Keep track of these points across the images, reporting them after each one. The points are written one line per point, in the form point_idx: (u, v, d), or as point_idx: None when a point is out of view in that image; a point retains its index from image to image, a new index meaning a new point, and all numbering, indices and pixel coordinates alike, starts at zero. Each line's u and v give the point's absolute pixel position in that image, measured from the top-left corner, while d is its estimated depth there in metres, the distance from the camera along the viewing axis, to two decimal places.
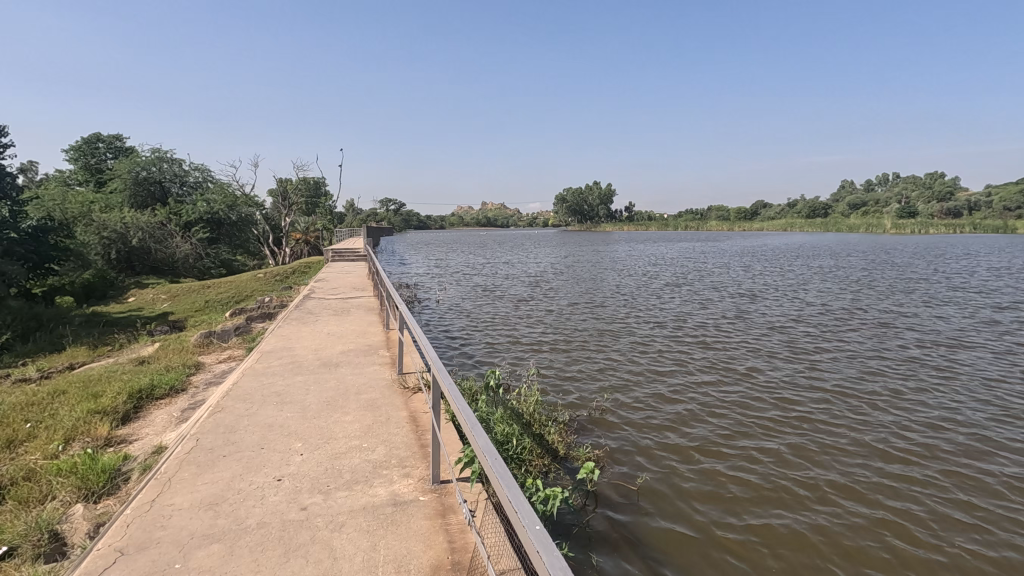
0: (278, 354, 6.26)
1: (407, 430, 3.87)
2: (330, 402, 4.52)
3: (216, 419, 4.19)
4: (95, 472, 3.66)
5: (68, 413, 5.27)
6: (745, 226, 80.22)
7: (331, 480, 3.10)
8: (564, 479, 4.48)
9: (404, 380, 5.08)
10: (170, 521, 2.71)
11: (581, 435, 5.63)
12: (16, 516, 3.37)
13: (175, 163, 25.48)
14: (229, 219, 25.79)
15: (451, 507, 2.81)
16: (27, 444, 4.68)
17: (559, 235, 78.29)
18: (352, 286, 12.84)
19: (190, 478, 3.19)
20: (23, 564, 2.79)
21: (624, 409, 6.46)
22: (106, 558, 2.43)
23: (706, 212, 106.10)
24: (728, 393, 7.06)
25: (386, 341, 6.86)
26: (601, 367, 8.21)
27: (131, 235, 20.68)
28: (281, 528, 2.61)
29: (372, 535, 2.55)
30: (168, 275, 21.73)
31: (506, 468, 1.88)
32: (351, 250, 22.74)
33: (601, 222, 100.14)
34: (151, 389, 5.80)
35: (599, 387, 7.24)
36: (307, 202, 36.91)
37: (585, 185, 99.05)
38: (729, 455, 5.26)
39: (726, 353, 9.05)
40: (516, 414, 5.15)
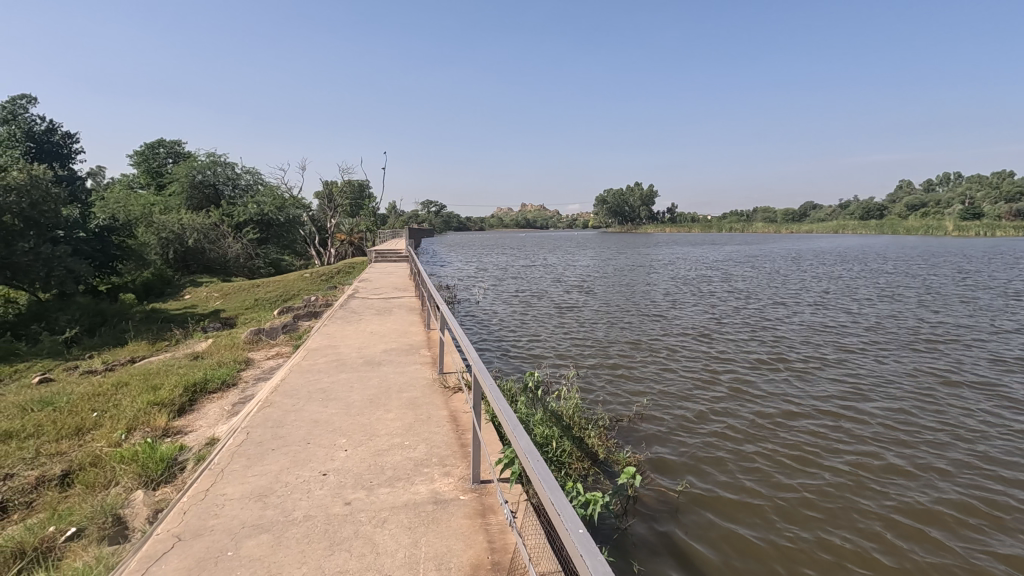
0: (324, 352, 6.43)
1: (448, 429, 3.92)
2: (373, 399, 4.63)
3: (266, 413, 4.35)
4: (154, 461, 3.85)
5: (130, 404, 5.58)
6: (795, 228, 77.65)
7: (374, 477, 3.17)
8: (604, 483, 4.43)
9: (444, 379, 5.16)
10: (223, 511, 2.83)
11: (622, 439, 5.59)
12: (84, 499, 3.60)
13: (228, 167, 26.67)
14: (277, 221, 26.78)
15: (490, 507, 2.83)
16: (94, 432, 4.99)
17: (599, 237, 77.93)
18: (393, 287, 13.10)
19: (241, 470, 3.32)
20: (89, 545, 2.97)
21: (664, 414, 6.37)
22: (164, 543, 2.55)
23: (752, 214, 103.40)
24: (773, 400, 6.86)
25: (428, 341, 6.97)
26: (641, 371, 8.12)
27: (187, 236, 21.72)
28: (326, 522, 2.68)
29: (414, 532, 2.58)
30: (220, 273, 22.71)
31: (548, 471, 1.86)
32: (394, 251, 23.21)
33: (643, 223, 98.79)
34: (204, 383, 6.08)
35: (638, 392, 7.15)
36: (352, 205, 38.01)
37: (626, 187, 98.00)
38: (774, 465, 5.09)
39: (771, 360, 8.79)
40: (556, 415, 5.16)
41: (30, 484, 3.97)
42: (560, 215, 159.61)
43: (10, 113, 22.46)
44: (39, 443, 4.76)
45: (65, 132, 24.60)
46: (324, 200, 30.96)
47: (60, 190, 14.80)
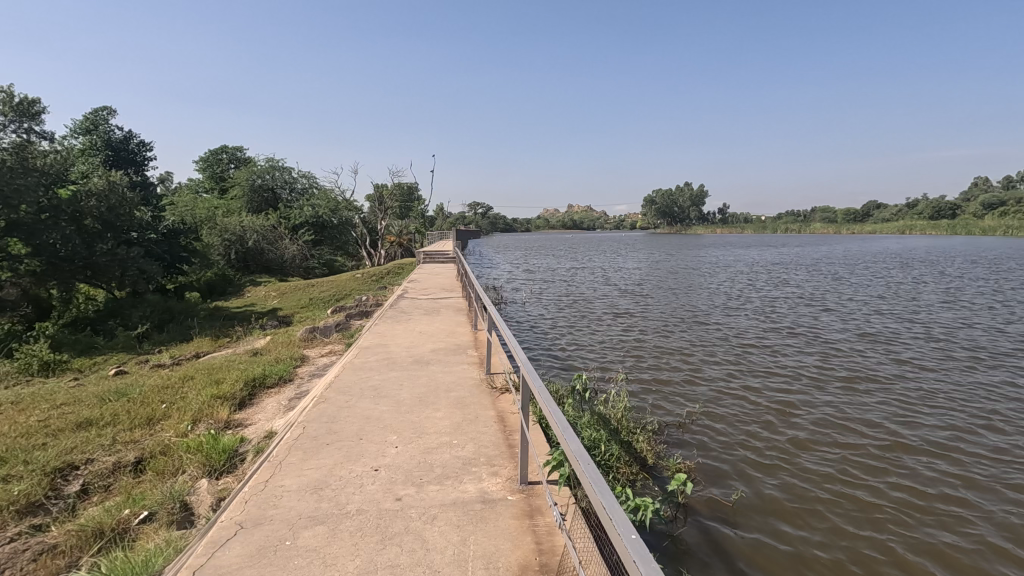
0: (375, 351, 6.61)
1: (495, 430, 3.94)
2: (422, 398, 4.71)
3: (321, 409, 4.52)
4: (217, 451, 4.06)
5: (196, 396, 5.90)
6: (857, 229, 73.86)
7: (423, 474, 3.23)
8: (653, 489, 4.35)
9: (492, 380, 5.20)
10: (281, 501, 2.95)
11: (672, 444, 5.48)
12: (155, 485, 3.83)
13: (285, 171, 27.96)
14: (331, 223, 27.74)
15: (539, 508, 2.82)
16: (163, 422, 5.31)
17: (647, 238, 76.61)
18: (441, 287, 13.30)
19: (298, 463, 3.46)
20: (160, 528, 3.16)
21: (716, 420, 6.20)
22: (228, 530, 2.69)
23: (809, 215, 99.18)
24: (834, 409, 6.57)
25: (476, 341, 7.04)
26: (692, 376, 7.92)
27: (247, 237, 22.79)
28: (378, 516, 2.75)
29: (462, 530, 2.61)
30: (278, 273, 23.69)
31: (599, 473, 1.84)
32: (441, 252, 23.57)
33: (694, 224, 96.33)
34: (263, 378, 6.36)
35: (688, 397, 6.99)
36: (402, 207, 38.85)
37: (675, 187, 95.91)
38: (832, 476, 4.87)
39: (831, 368, 8.40)
40: (604, 419, 5.10)
41: (108, 469, 4.27)
42: (607, 214, 157.63)
43: (93, 124, 24.43)
44: (117, 431, 5.12)
45: (140, 140, 26.31)
46: (375, 202, 31.49)
47: (134, 194, 15.84)
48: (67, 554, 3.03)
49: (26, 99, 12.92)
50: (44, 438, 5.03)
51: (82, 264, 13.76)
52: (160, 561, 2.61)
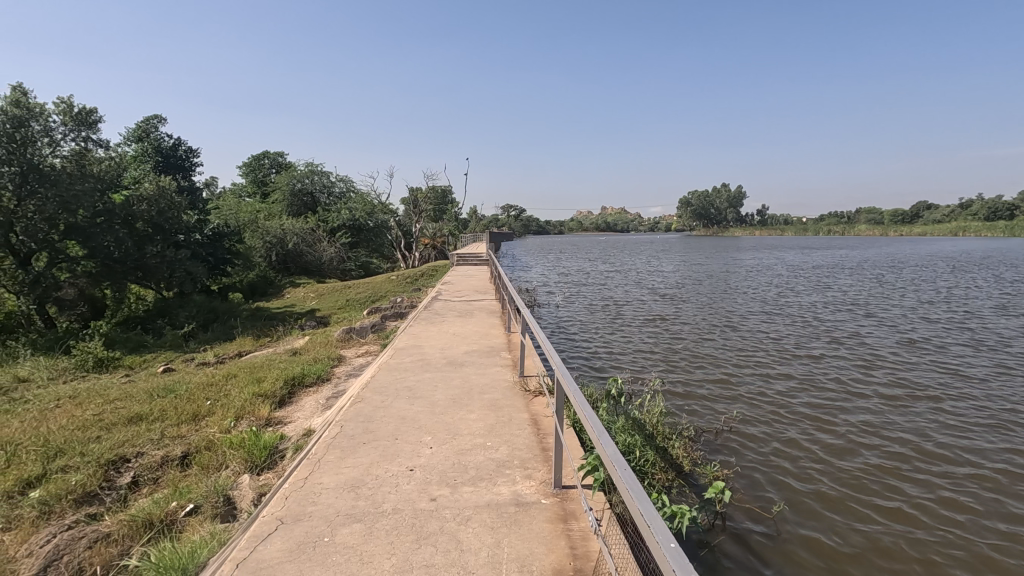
0: (410, 352, 6.69)
1: (529, 432, 3.94)
2: (456, 399, 4.75)
3: (357, 408, 4.61)
4: (258, 448, 4.19)
5: (239, 394, 6.10)
6: (906, 231, 70.83)
7: (458, 475, 3.25)
8: (690, 497, 4.26)
9: (525, 382, 5.20)
10: (320, 498, 3.02)
11: (709, 451, 5.37)
12: (200, 479, 3.98)
13: (324, 176, 28.66)
14: (368, 225, 28.27)
15: (573, 512, 2.80)
16: (208, 418, 5.51)
17: (682, 240, 75.39)
18: (475, 289, 13.37)
19: (336, 461, 3.53)
20: (205, 521, 3.28)
21: (755, 427, 6.04)
22: (270, 524, 2.77)
23: (853, 216, 95.74)
24: (881, 419, 6.31)
25: (509, 344, 7.06)
26: (729, 382, 7.75)
27: (287, 240, 23.46)
28: (413, 516, 2.78)
29: (497, 532, 2.62)
30: (316, 275, 24.29)
31: (636, 480, 1.82)
32: (475, 255, 23.73)
33: (731, 227, 94.23)
34: (302, 377, 6.53)
35: (725, 403, 6.84)
36: (437, 210, 39.31)
37: (712, 188, 94.01)
38: (878, 489, 4.69)
39: (877, 375, 8.08)
40: (639, 424, 5.03)
41: (157, 462, 4.46)
42: (641, 216, 155.74)
43: (144, 132, 25.56)
44: (165, 426, 5.34)
45: (187, 146, 27.39)
46: (409, 205, 31.87)
47: (182, 199, 16.50)
48: (120, 543, 3.17)
49: (84, 109, 13.60)
50: (99, 431, 5.29)
51: (134, 266, 14.42)
52: (205, 552, 2.71)
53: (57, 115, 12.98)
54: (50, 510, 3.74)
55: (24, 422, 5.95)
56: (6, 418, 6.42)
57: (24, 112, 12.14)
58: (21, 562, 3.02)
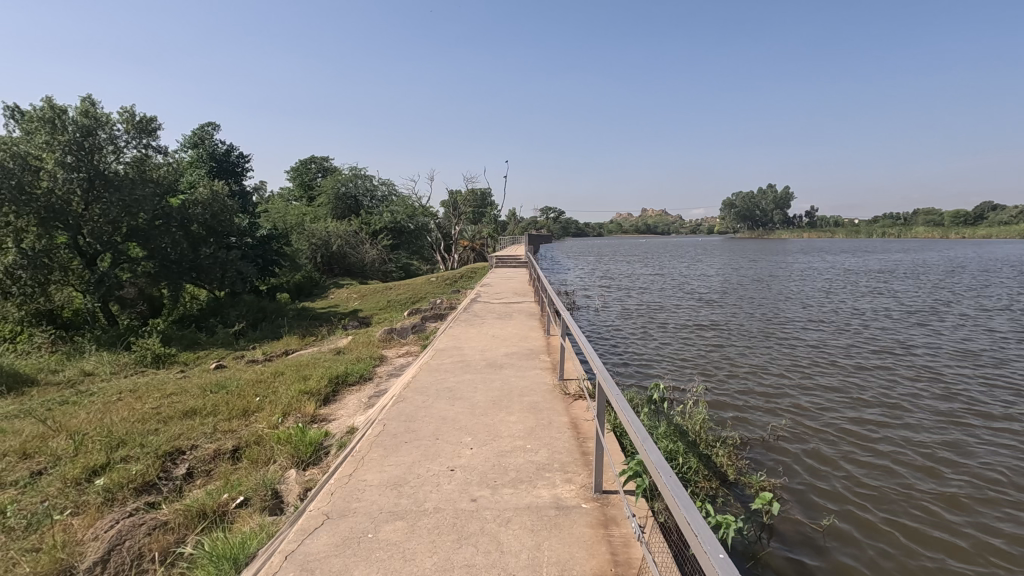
0: (450, 353, 6.77)
1: (569, 436, 3.92)
2: (496, 401, 4.77)
3: (399, 407, 4.69)
4: (304, 444, 4.32)
5: (286, 391, 6.31)
6: (969, 233, 66.89)
7: (498, 476, 3.27)
8: (735, 507, 4.15)
9: (565, 386, 5.16)
10: (364, 495, 3.09)
11: (755, 460, 5.22)
12: (250, 472, 4.14)
13: (367, 179, 29.41)
14: (409, 228, 28.77)
15: (614, 518, 2.77)
16: (257, 414, 5.72)
17: (725, 243, 73.52)
18: (514, 292, 13.43)
19: (379, 458, 3.61)
20: (255, 513, 3.41)
21: (802, 437, 5.83)
22: (316, 519, 2.85)
23: (909, 218, 91.28)
24: (940, 431, 6.01)
25: (548, 346, 7.05)
26: (776, 389, 7.52)
27: (332, 242, 24.14)
28: (454, 515, 2.81)
29: (537, 535, 2.62)
30: (359, 276, 24.89)
31: (681, 488, 1.78)
32: (514, 257, 23.80)
33: (777, 229, 91.27)
34: (346, 376, 6.70)
35: (771, 411, 6.63)
36: (476, 213, 39.62)
37: (758, 190, 91.34)
38: (935, 506, 4.46)
39: (936, 386, 7.68)
40: (681, 430, 4.94)
41: (210, 455, 4.66)
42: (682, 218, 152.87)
43: (200, 139, 26.82)
44: (217, 420, 5.58)
45: (240, 152, 28.56)
46: (449, 208, 32.22)
47: (234, 202, 17.21)
48: (176, 531, 3.33)
49: (145, 117, 14.35)
50: (157, 423, 5.58)
51: (189, 266, 15.13)
52: (255, 544, 2.81)
53: (121, 123, 13.76)
54: (113, 497, 3.97)
55: (90, 413, 6.32)
56: (73, 408, 6.84)
57: (91, 122, 12.90)
58: (87, 545, 3.21)
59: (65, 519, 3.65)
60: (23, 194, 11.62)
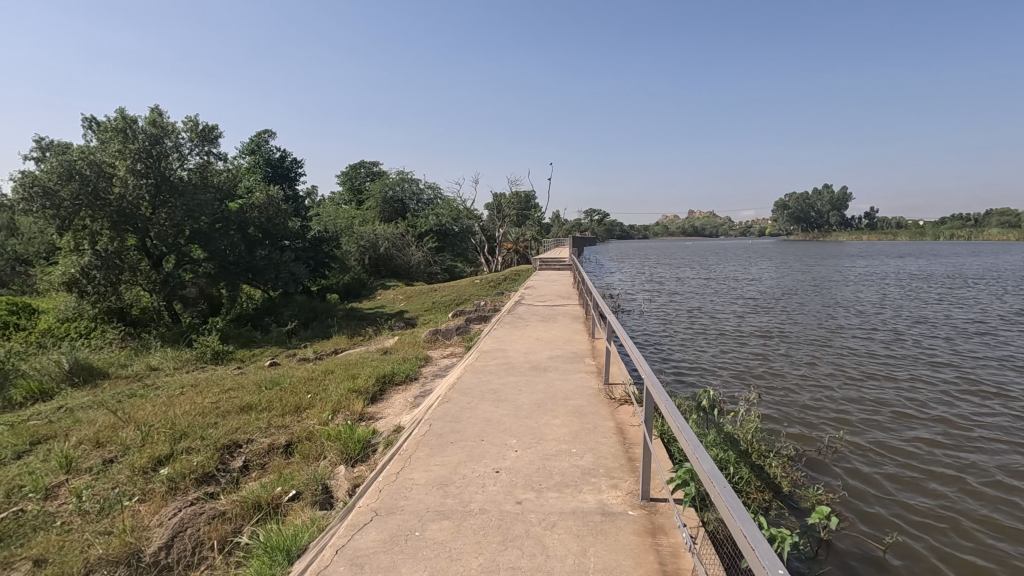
0: (494, 355, 6.81)
1: (615, 441, 3.87)
2: (540, 404, 4.76)
3: (445, 407, 4.75)
4: (353, 441, 4.43)
5: (335, 389, 6.51)
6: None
7: (543, 479, 3.26)
8: (790, 520, 3.98)
9: (610, 391, 5.09)
10: (411, 494, 3.14)
11: (811, 472, 5.01)
12: (302, 467, 4.28)
13: (414, 183, 30.06)
14: (453, 230, 29.18)
15: (662, 526, 2.71)
16: (308, 411, 5.91)
17: (777, 245, 70.89)
18: (558, 294, 13.39)
19: (425, 458, 3.66)
20: (306, 507, 3.53)
21: (861, 450, 5.56)
22: (365, 515, 2.92)
23: (980, 220, 85.60)
24: (1016, 449, 5.60)
25: (593, 350, 6.98)
26: (832, 399, 7.19)
27: (379, 244, 24.77)
28: (499, 517, 2.82)
29: (582, 541, 2.59)
30: (405, 278, 25.43)
31: (737, 498, 1.71)
32: (558, 259, 23.72)
33: (834, 231, 87.37)
34: (392, 376, 6.84)
35: (827, 422, 6.34)
36: (520, 215, 39.75)
37: (812, 190, 87.71)
38: (1011, 529, 4.15)
39: (1011, 401, 7.17)
40: (732, 438, 4.79)
41: (264, 449, 4.85)
42: (732, 221, 148.68)
43: (256, 145, 28.02)
44: (271, 415, 5.80)
45: (293, 158, 29.69)
46: (493, 211, 32.42)
47: (288, 206, 17.87)
48: (233, 521, 3.47)
49: (207, 126, 15.09)
50: (216, 417, 5.85)
51: (245, 267, 15.79)
52: (307, 537, 2.91)
53: (186, 132, 14.54)
54: (176, 486, 4.19)
55: (156, 406, 6.70)
56: (141, 400, 7.28)
57: (159, 130, 13.66)
58: (153, 531, 3.40)
59: (132, 506, 3.88)
60: (98, 200, 12.53)
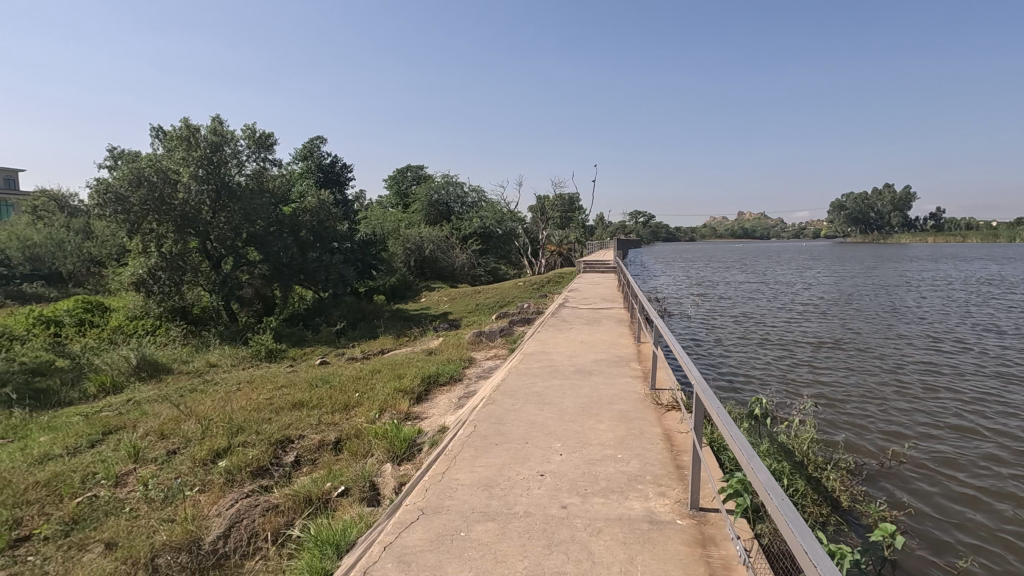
0: (538, 358, 6.79)
1: (662, 448, 3.78)
2: (585, 408, 4.71)
3: (489, 409, 4.77)
4: (399, 440, 4.52)
5: (382, 388, 6.65)
6: None
7: (588, 485, 3.22)
8: (851, 537, 3.78)
9: (657, 396, 4.98)
10: (456, 494, 3.17)
11: (872, 487, 4.76)
12: (350, 464, 4.39)
13: (458, 186, 30.45)
14: (497, 233, 29.38)
15: (712, 537, 2.63)
16: (356, 409, 6.07)
17: (833, 247, 67.81)
18: (602, 297, 13.25)
19: (470, 459, 3.68)
20: (354, 503, 3.61)
21: (927, 465, 5.24)
22: (411, 513, 2.96)
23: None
24: None
25: (639, 354, 6.86)
26: (895, 410, 6.80)
27: (424, 247, 25.19)
28: (544, 521, 2.81)
29: (629, 549, 2.55)
30: (450, 279, 25.77)
31: (796, 513, 1.64)
32: (601, 262, 23.48)
33: (896, 233, 82.84)
34: (437, 376, 6.93)
35: (889, 434, 6.01)
36: (564, 217, 39.56)
37: (872, 190, 83.46)
38: None
39: None
40: (787, 449, 4.62)
41: (315, 445, 5.01)
42: (784, 223, 143.38)
43: (308, 151, 29.02)
44: (321, 413, 5.97)
45: (343, 163, 30.57)
46: (537, 213, 32.40)
47: (338, 210, 18.41)
48: (285, 514, 3.59)
49: (263, 133, 15.73)
50: (270, 413, 6.08)
51: (298, 269, 16.34)
52: (355, 532, 2.98)
53: (244, 140, 15.21)
54: (233, 478, 4.38)
55: (215, 401, 7.02)
56: (201, 395, 7.64)
57: (219, 138, 14.31)
58: (212, 520, 3.57)
59: (193, 496, 4.08)
60: (163, 205, 13.31)
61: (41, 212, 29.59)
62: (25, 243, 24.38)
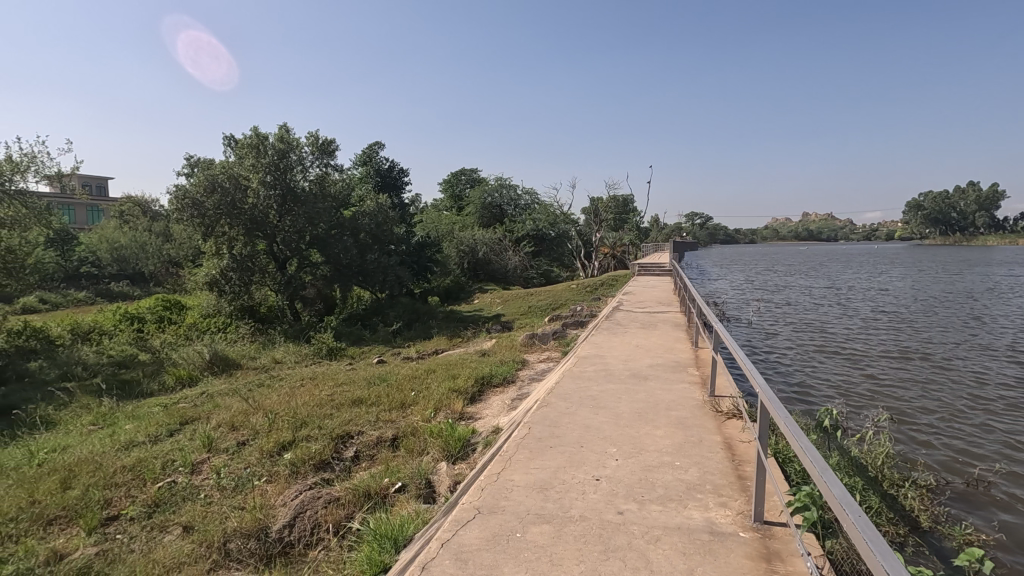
0: (592, 361, 6.73)
1: (723, 457, 3.66)
2: (641, 414, 4.63)
3: (543, 411, 4.77)
4: (454, 439, 4.58)
5: (436, 388, 6.78)
6: None
7: (645, 491, 3.16)
8: (932, 560, 3.53)
9: (717, 404, 4.82)
10: (511, 495, 3.19)
11: (955, 508, 4.42)
12: (407, 461, 4.50)
13: (511, 189, 30.62)
14: (550, 235, 29.33)
15: (778, 552, 2.52)
16: (412, 407, 6.21)
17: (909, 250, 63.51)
18: (658, 301, 12.97)
19: (525, 460, 3.70)
20: (411, 499, 3.69)
21: (1017, 488, 4.82)
22: (468, 512, 3.00)
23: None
24: None
25: (697, 359, 6.68)
26: (980, 429, 6.30)
27: (477, 249, 25.46)
28: (600, 526, 2.78)
29: (689, 559, 2.48)
30: (502, 281, 25.92)
31: (873, 529, 1.55)
32: (656, 264, 22.99)
33: (980, 235, 76.72)
34: (490, 378, 6.99)
35: (972, 453, 5.58)
36: (618, 219, 38.98)
37: (953, 189, 77.65)
38: None
39: None
40: (859, 464, 4.36)
41: (373, 441, 5.16)
42: (853, 224, 135.70)
43: (368, 157, 29.95)
44: (379, 410, 6.15)
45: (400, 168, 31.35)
46: (590, 215, 32.13)
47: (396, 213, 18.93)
48: (346, 507, 3.71)
49: (326, 140, 16.37)
50: (331, 409, 6.32)
51: (357, 270, 16.89)
52: (414, 528, 3.04)
53: (308, 146, 15.88)
54: (297, 470, 4.58)
55: (281, 395, 7.35)
56: (267, 390, 8.03)
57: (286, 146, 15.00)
58: (278, 510, 3.75)
59: (261, 485, 4.30)
60: (234, 209, 14.08)
61: (127, 217, 31.99)
62: (113, 245, 26.44)
